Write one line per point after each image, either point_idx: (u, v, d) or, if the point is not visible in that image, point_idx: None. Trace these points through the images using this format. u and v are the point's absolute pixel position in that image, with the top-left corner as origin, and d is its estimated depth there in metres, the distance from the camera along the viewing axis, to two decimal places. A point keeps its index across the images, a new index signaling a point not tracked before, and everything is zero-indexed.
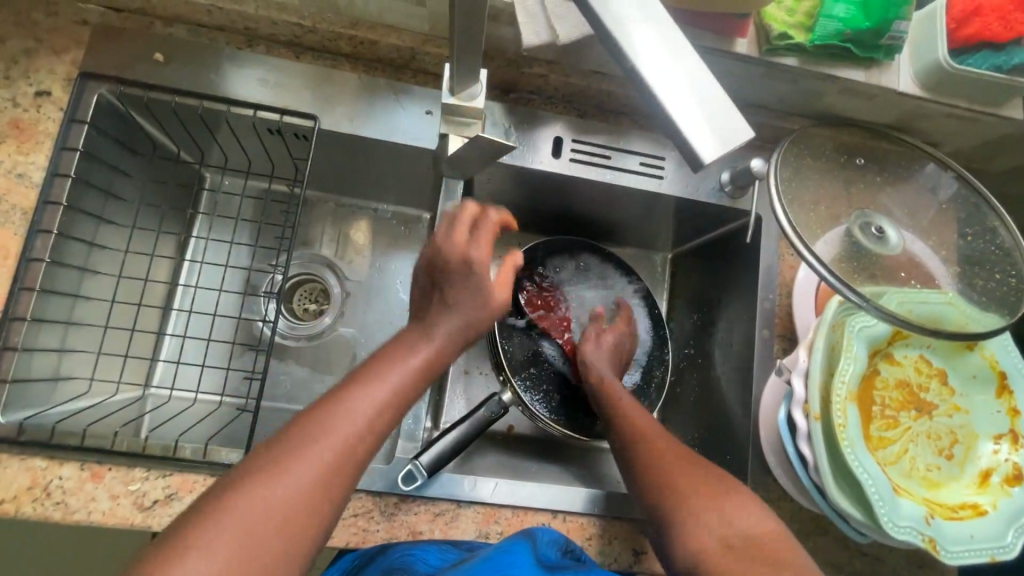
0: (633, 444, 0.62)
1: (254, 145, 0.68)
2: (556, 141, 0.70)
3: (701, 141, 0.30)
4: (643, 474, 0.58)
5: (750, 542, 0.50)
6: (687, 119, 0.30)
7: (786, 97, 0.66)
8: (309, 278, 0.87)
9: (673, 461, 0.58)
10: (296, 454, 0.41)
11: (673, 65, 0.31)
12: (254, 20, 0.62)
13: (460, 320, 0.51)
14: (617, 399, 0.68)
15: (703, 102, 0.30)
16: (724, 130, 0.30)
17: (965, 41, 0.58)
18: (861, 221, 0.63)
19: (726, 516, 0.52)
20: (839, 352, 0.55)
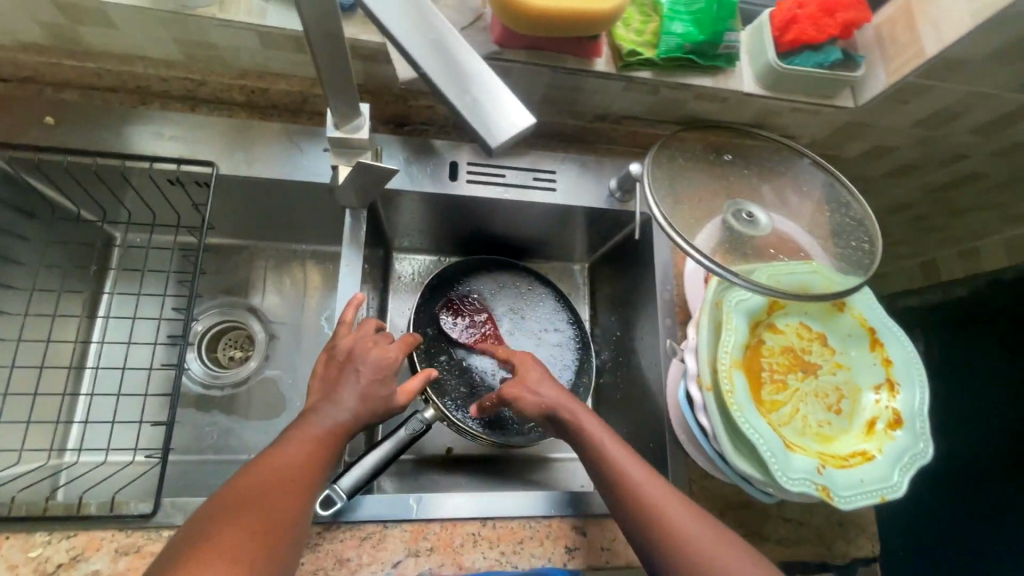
0: (614, 481, 0.55)
1: (156, 196, 0.70)
2: (453, 166, 0.74)
3: (488, 123, 0.36)
4: (633, 513, 0.54)
5: (720, 547, 0.51)
6: (482, 119, 0.37)
7: (653, 107, 0.73)
8: (233, 324, 0.87)
9: (658, 491, 0.54)
10: (266, 487, 0.50)
11: (457, 63, 0.37)
12: (144, 78, 0.65)
13: (366, 389, 0.60)
14: (590, 430, 0.59)
15: (493, 102, 0.37)
16: (509, 121, 0.37)
17: (793, 48, 0.66)
18: (733, 209, 0.70)
19: (700, 529, 0.52)
20: (721, 326, 0.60)
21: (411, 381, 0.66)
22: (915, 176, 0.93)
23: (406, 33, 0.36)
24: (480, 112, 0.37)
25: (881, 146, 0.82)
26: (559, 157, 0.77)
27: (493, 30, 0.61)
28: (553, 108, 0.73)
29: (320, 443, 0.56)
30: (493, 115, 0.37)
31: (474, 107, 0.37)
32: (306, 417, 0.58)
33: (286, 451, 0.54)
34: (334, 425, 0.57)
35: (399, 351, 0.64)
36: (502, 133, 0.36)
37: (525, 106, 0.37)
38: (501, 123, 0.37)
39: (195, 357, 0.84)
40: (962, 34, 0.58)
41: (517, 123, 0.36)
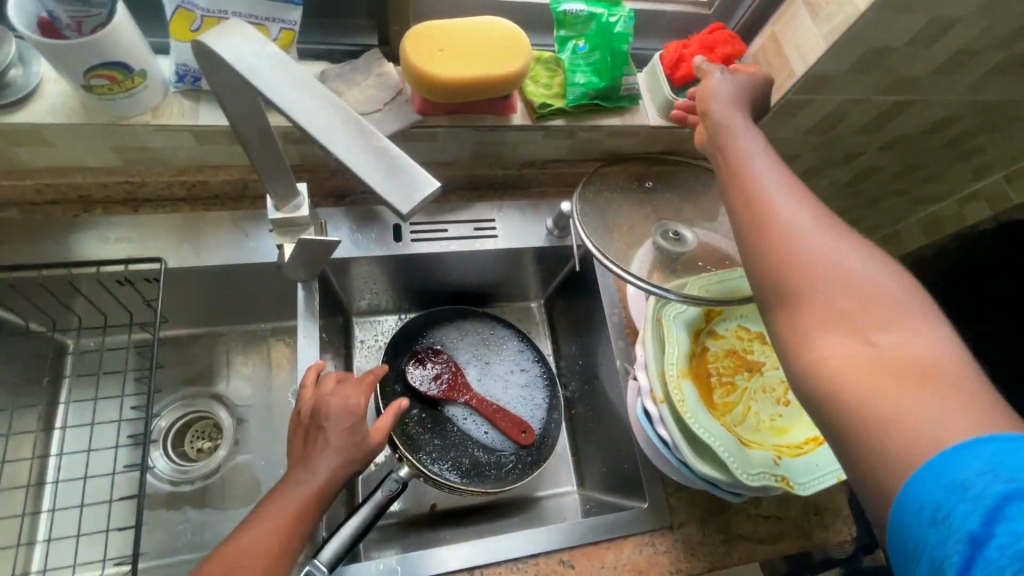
0: (758, 223, 0.45)
1: (106, 299, 0.71)
2: (396, 228, 0.78)
3: (394, 191, 0.33)
4: (772, 243, 0.43)
5: (910, 371, 0.36)
6: (389, 187, 0.33)
7: (573, 149, 0.79)
8: (198, 415, 0.86)
9: (826, 280, 0.41)
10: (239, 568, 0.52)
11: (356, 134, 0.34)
12: (85, 187, 0.67)
13: (337, 456, 0.60)
14: (763, 188, 0.46)
15: (398, 171, 0.34)
16: (415, 184, 0.34)
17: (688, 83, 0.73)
18: (660, 230, 0.75)
19: (884, 337, 0.38)
20: (664, 341, 0.64)
21: (383, 418, 0.65)
22: (822, 176, 1.02)
23: (298, 106, 0.34)
24: (385, 181, 0.34)
25: (784, 155, 0.91)
26: (496, 205, 0.82)
27: (414, 102, 0.67)
28: (482, 162, 0.78)
29: (284, 520, 0.56)
30: (398, 184, 0.34)
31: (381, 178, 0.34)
32: (272, 493, 0.58)
33: (249, 535, 0.54)
34: (303, 498, 0.57)
35: (361, 395, 0.64)
36: (410, 196, 0.33)
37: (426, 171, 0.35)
38: (405, 186, 0.34)
39: (161, 454, 0.82)
40: (821, 55, 0.67)
41: (423, 185, 0.34)
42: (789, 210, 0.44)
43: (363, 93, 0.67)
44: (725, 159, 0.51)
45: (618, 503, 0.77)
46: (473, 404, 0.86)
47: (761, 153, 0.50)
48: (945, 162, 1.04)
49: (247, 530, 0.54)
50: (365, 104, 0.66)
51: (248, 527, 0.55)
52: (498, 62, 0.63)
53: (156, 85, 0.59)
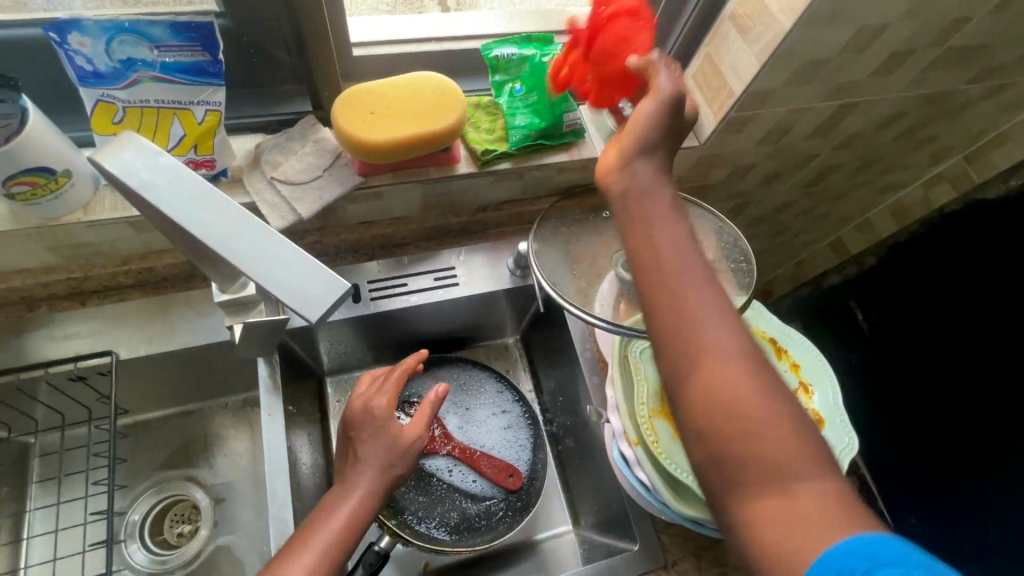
0: (684, 344, 0.42)
1: (60, 397, 0.69)
2: (354, 288, 0.77)
3: (303, 302, 0.34)
4: (697, 369, 0.41)
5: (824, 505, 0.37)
6: (298, 297, 0.34)
7: (526, 188, 0.78)
8: (173, 500, 0.83)
9: (745, 411, 0.39)
10: None
11: (259, 246, 0.35)
12: (25, 288, 0.65)
13: (377, 471, 0.57)
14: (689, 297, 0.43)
15: (306, 279, 0.35)
16: (325, 290, 0.35)
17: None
18: (621, 260, 0.75)
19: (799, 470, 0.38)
20: (633, 378, 0.62)
21: (419, 413, 0.62)
22: (781, 181, 1.02)
23: (199, 223, 0.34)
24: (295, 294, 0.34)
25: (740, 166, 0.90)
26: (455, 252, 0.81)
27: (354, 164, 0.66)
28: (435, 211, 0.78)
29: (327, 550, 0.52)
30: (306, 293, 0.34)
31: (287, 287, 0.34)
32: (311, 522, 0.54)
33: (296, 566, 0.50)
34: (345, 524, 0.54)
35: (389, 396, 0.62)
36: (321, 305, 0.34)
37: (334, 270, 0.35)
38: (314, 294, 0.34)
39: (139, 546, 0.79)
40: (755, 73, 0.67)
41: (334, 289, 0.35)
42: (705, 327, 0.42)
43: (301, 161, 0.66)
44: (634, 232, 0.46)
45: (614, 545, 0.75)
46: (456, 454, 0.84)
47: (669, 227, 0.46)
48: (901, 152, 1.04)
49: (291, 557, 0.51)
50: (304, 172, 0.65)
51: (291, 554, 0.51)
52: (429, 117, 0.63)
53: (85, 181, 0.58)
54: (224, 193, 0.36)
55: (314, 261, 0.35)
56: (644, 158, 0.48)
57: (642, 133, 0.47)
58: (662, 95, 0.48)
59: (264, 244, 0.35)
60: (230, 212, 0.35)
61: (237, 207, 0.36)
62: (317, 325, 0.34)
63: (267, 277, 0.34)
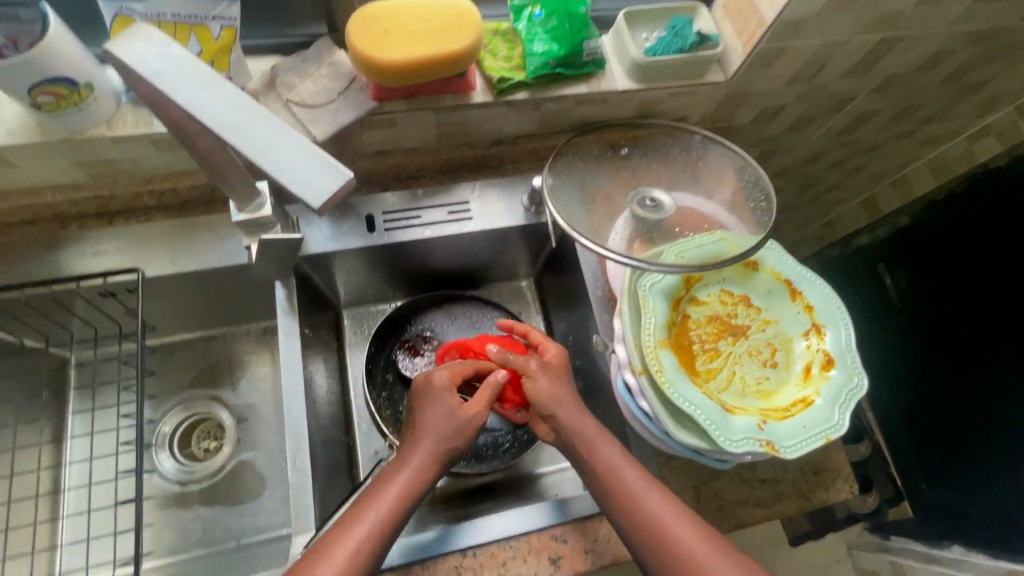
0: (618, 500, 0.56)
1: (92, 312, 0.72)
2: (369, 219, 0.78)
3: (303, 185, 0.36)
4: (646, 536, 0.54)
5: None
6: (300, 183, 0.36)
7: (542, 122, 0.77)
8: (198, 417, 0.88)
9: (672, 538, 0.54)
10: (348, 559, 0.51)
11: (267, 138, 0.37)
12: (57, 205, 0.68)
13: (435, 442, 0.59)
14: (612, 464, 0.58)
15: (309, 167, 0.36)
16: (328, 176, 0.37)
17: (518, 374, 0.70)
18: (636, 198, 0.74)
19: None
20: (641, 311, 0.62)
21: (483, 388, 0.62)
22: (813, 127, 0.97)
23: (221, 120, 0.36)
24: (295, 175, 0.36)
25: (768, 107, 0.86)
26: (470, 187, 0.81)
27: (369, 88, 0.65)
28: (451, 143, 0.77)
29: (389, 509, 0.55)
30: (308, 176, 0.36)
31: (291, 173, 0.36)
32: (376, 483, 0.57)
33: (363, 521, 0.53)
34: (405, 487, 0.56)
35: (445, 374, 0.63)
36: (321, 189, 0.36)
37: (338, 162, 0.38)
38: (317, 179, 0.36)
39: (168, 456, 0.85)
40: None
41: (336, 178, 0.37)
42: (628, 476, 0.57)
43: (315, 84, 0.66)
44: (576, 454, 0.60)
45: None
46: None
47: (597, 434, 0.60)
48: (945, 100, 0.98)
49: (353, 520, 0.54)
50: (318, 96, 0.65)
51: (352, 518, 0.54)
52: (448, 37, 0.61)
53: (106, 97, 0.59)
54: (250, 99, 0.37)
55: (319, 150, 0.37)
56: (554, 409, 0.61)
57: (547, 394, 0.62)
58: (544, 366, 0.65)
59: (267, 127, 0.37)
60: (252, 112, 0.37)
61: (237, 93, 0.37)
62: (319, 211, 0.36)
63: (271, 159, 0.36)
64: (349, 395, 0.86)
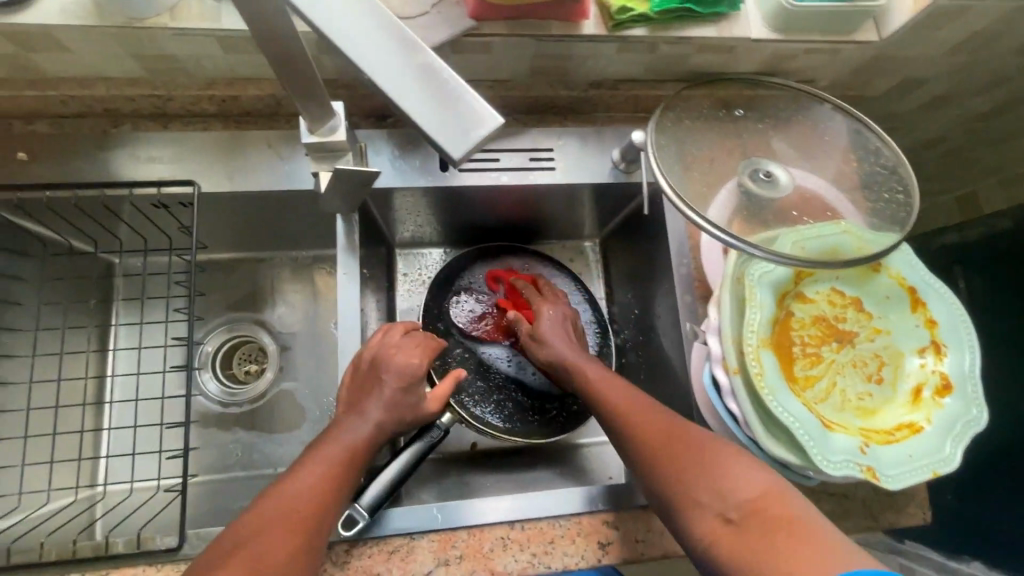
0: (618, 432, 0.58)
1: (143, 221, 0.68)
2: (442, 155, 0.70)
3: (446, 130, 0.33)
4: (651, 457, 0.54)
5: (749, 510, 0.48)
6: (432, 120, 0.33)
7: (651, 66, 0.67)
8: (242, 339, 0.86)
9: (668, 454, 0.53)
10: (302, 496, 0.52)
11: (393, 51, 0.34)
12: (110, 100, 0.61)
13: (392, 400, 0.60)
14: (609, 399, 0.60)
15: (439, 93, 0.34)
16: (472, 118, 0.33)
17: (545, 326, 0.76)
18: (748, 169, 0.64)
19: (720, 488, 0.50)
20: (745, 303, 0.55)
21: (441, 386, 0.64)
22: (948, 108, 0.84)
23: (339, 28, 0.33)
24: (434, 117, 0.33)
25: (911, 78, 0.74)
26: (555, 132, 0.72)
27: (466, 4, 0.56)
28: (543, 79, 0.67)
29: (332, 466, 0.54)
30: (452, 120, 0.33)
31: (421, 108, 0.33)
32: (323, 439, 0.57)
33: (302, 477, 0.53)
34: (356, 441, 0.57)
35: (423, 357, 0.63)
36: (467, 137, 0.33)
37: (487, 103, 0.34)
38: (456, 118, 0.33)
39: (211, 377, 0.83)
40: None
41: (482, 124, 0.33)
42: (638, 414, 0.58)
43: None
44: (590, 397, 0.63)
45: None
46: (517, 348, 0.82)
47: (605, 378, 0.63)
48: None
49: (309, 461, 0.55)
50: (408, 7, 0.56)
51: (310, 458, 0.55)
52: None
53: None
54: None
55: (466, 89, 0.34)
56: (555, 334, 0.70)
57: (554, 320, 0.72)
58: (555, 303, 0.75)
59: (409, 56, 0.34)
60: (373, 13, 0.34)
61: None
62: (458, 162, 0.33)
63: (411, 96, 0.33)
64: None
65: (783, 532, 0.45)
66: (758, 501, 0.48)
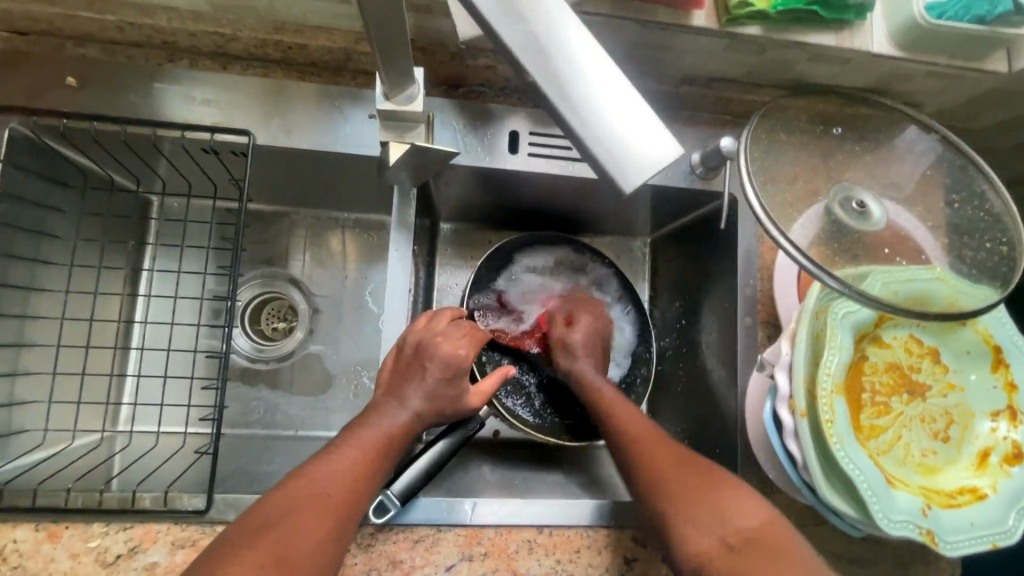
0: (622, 448, 0.58)
1: (190, 165, 0.65)
2: (513, 136, 0.66)
3: (613, 146, 0.31)
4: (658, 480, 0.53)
5: (747, 538, 0.47)
6: (604, 141, 0.31)
7: (753, 68, 0.61)
8: (274, 296, 0.83)
9: (677, 475, 0.52)
10: (335, 479, 0.50)
11: (569, 63, 0.31)
12: (170, 33, 0.57)
13: (434, 386, 0.58)
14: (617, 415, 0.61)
15: (619, 110, 0.31)
16: (647, 152, 0.31)
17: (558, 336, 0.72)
18: (841, 196, 0.59)
19: (720, 514, 0.49)
20: (824, 343, 0.52)
21: (486, 380, 0.63)
22: None
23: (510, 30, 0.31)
24: (603, 130, 0.31)
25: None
26: None
27: None
28: (633, 68, 0.62)
29: (366, 452, 0.53)
30: (626, 139, 0.31)
31: (595, 125, 0.31)
32: (357, 424, 0.55)
33: (333, 461, 0.51)
34: (387, 432, 0.55)
35: (469, 348, 0.60)
36: (651, 164, 0.31)
37: (666, 128, 0.31)
38: (630, 146, 0.31)
39: (240, 332, 0.81)
40: None
41: (666, 152, 0.31)
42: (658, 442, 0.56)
43: None
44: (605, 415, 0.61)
45: None
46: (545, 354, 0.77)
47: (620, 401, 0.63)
48: None
49: (340, 442, 0.53)
50: None
51: (341, 440, 0.53)
52: None
53: None
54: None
55: (633, 89, 0.31)
56: (585, 349, 0.69)
57: (587, 331, 0.71)
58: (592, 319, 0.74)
59: (574, 53, 0.31)
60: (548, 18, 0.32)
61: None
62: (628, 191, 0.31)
63: (585, 109, 0.31)
64: None
65: (780, 566, 0.45)
66: (759, 531, 0.48)
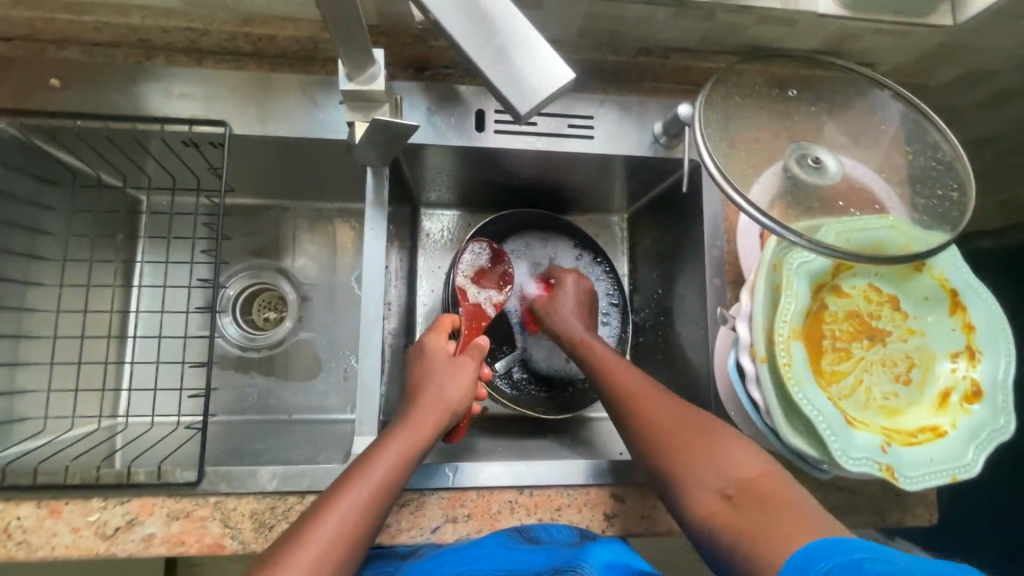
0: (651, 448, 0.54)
1: (171, 158, 0.68)
2: (479, 114, 0.68)
3: (506, 74, 0.34)
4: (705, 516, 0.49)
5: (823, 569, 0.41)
6: (501, 74, 0.34)
7: (705, 36, 0.64)
8: (263, 286, 0.86)
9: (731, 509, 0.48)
10: (362, 484, 0.49)
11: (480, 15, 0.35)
12: (145, 30, 0.60)
13: (436, 383, 0.59)
14: (648, 414, 0.56)
15: (511, 46, 0.34)
16: (541, 80, 0.34)
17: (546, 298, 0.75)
18: (797, 154, 0.60)
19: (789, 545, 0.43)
20: (781, 292, 0.53)
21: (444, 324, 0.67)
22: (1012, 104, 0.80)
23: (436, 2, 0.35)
24: (501, 64, 0.34)
25: (979, 69, 0.69)
26: (596, 100, 0.70)
27: None
28: (591, 40, 0.65)
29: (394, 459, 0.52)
30: (521, 69, 0.34)
31: (493, 59, 0.34)
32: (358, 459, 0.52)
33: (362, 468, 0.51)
34: (377, 485, 0.50)
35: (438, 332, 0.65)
36: (541, 95, 0.34)
37: (561, 58, 0.34)
38: (527, 74, 0.34)
39: (231, 321, 0.84)
40: None
41: (558, 77, 0.34)
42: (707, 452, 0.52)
43: None
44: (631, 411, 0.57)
45: None
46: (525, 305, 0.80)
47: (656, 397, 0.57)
48: None
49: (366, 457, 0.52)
50: None
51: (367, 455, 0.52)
52: None
53: None
54: None
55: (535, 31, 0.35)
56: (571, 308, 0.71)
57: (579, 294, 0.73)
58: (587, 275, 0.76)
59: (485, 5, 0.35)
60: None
61: None
62: (522, 117, 0.34)
63: (476, 47, 0.34)
64: (415, 297, 0.84)
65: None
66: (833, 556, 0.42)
